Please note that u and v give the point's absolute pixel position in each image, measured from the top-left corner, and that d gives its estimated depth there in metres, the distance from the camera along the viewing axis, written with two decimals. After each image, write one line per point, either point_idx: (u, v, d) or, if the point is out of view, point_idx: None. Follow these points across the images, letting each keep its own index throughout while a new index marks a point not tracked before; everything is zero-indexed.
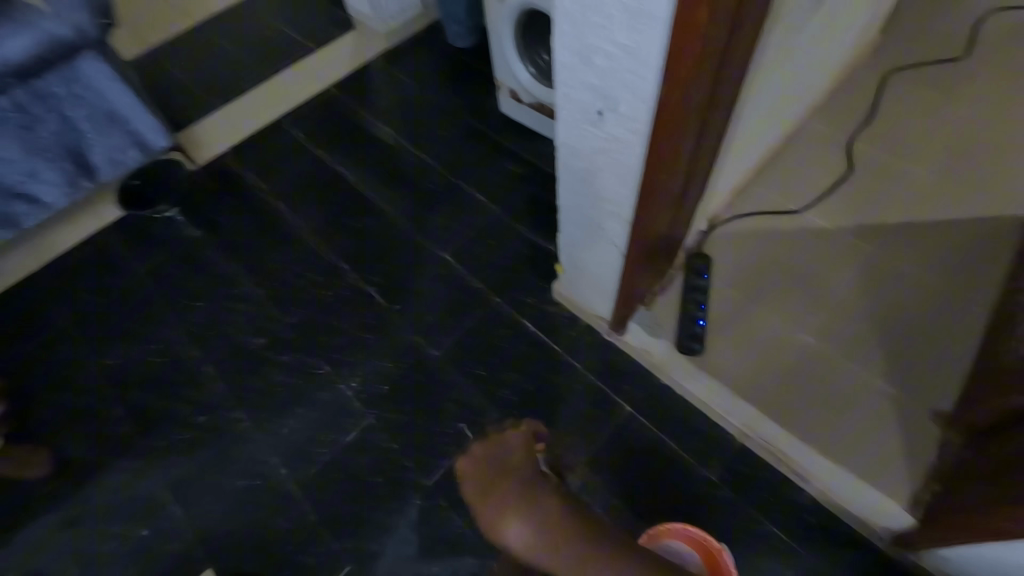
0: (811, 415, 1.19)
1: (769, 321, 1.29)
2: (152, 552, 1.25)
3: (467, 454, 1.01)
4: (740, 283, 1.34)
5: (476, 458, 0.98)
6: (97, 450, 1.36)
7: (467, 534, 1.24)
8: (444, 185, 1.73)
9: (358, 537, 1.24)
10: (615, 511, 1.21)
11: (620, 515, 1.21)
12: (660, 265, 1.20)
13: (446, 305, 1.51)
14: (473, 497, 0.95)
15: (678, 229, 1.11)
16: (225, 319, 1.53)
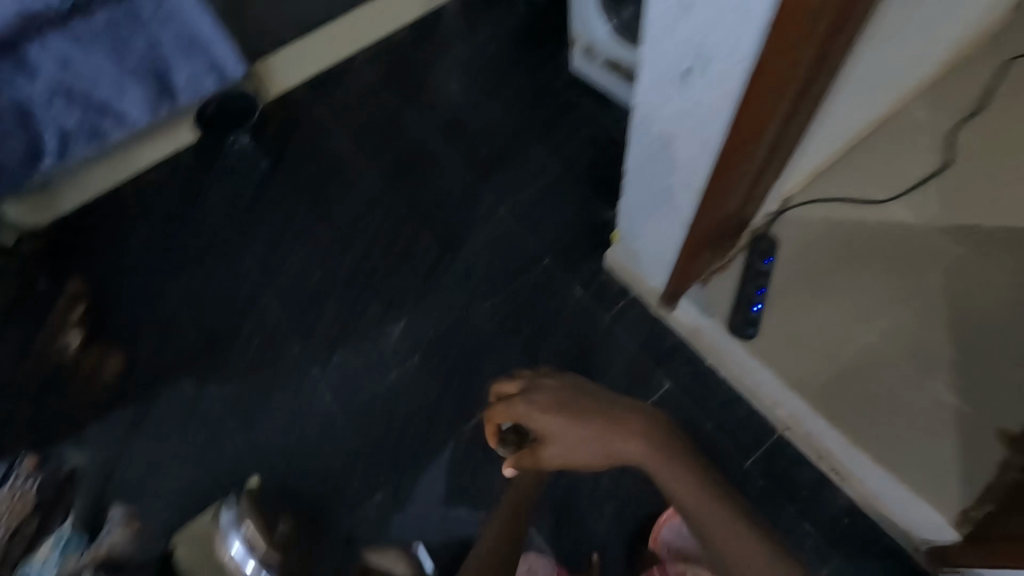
0: (863, 419, 1.13)
1: (832, 316, 1.23)
2: (209, 455, 1.36)
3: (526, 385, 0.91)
4: (806, 272, 1.27)
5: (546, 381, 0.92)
6: (165, 357, 1.48)
7: (496, 480, 1.29)
8: (507, 141, 1.71)
9: (396, 471, 1.32)
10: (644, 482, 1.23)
11: None
12: (725, 244, 1.16)
13: (498, 260, 1.51)
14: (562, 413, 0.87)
15: (751, 207, 1.06)
16: (287, 250, 1.59)
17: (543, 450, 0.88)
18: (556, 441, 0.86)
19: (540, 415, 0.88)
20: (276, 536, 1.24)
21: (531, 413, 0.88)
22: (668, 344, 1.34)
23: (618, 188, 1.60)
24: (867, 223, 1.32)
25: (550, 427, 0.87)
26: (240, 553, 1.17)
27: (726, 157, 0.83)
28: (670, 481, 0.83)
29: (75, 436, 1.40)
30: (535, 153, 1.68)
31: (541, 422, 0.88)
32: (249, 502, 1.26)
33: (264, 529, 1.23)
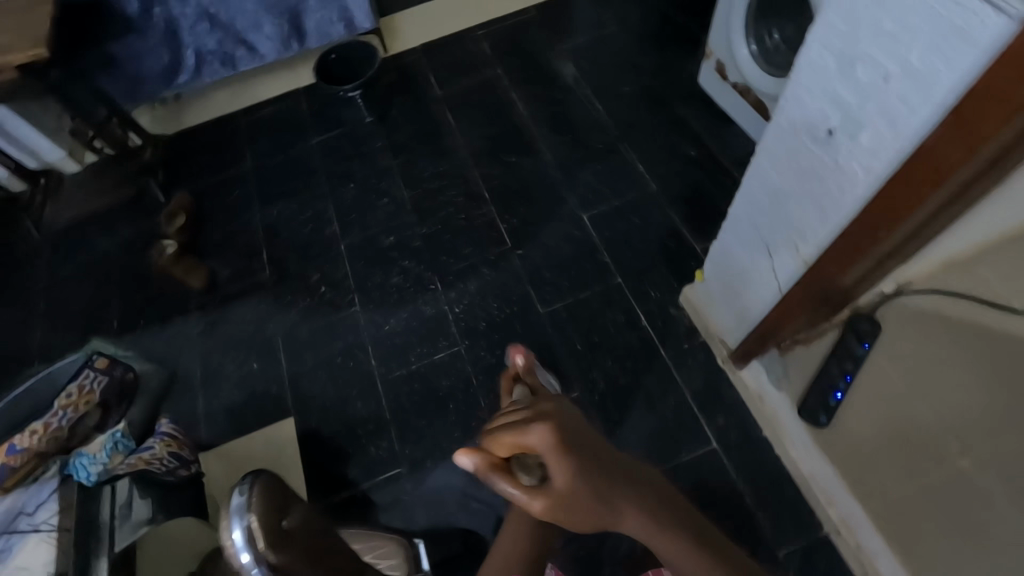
0: (932, 549, 0.99)
1: (923, 426, 1.07)
2: (256, 383, 1.42)
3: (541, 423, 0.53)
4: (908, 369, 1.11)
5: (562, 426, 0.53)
6: (241, 281, 1.57)
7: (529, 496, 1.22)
8: (608, 145, 1.63)
9: (420, 446, 1.29)
10: None
11: None
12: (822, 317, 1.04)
13: (569, 267, 1.46)
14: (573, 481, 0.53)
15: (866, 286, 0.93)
16: (369, 208, 1.62)
17: (551, 507, 0.53)
18: (569, 497, 0.53)
19: (556, 462, 0.52)
20: (293, 548, 0.55)
21: (551, 454, 0.52)
22: (724, 400, 1.25)
23: (714, 220, 1.48)
24: (1001, 332, 1.12)
25: (564, 481, 0.52)
26: (239, 543, 0.52)
27: (853, 233, 0.73)
28: (673, 561, 0.58)
29: (151, 337, 1.52)
30: (634, 163, 1.59)
31: (560, 470, 0.52)
32: (273, 500, 0.57)
33: (273, 520, 0.55)
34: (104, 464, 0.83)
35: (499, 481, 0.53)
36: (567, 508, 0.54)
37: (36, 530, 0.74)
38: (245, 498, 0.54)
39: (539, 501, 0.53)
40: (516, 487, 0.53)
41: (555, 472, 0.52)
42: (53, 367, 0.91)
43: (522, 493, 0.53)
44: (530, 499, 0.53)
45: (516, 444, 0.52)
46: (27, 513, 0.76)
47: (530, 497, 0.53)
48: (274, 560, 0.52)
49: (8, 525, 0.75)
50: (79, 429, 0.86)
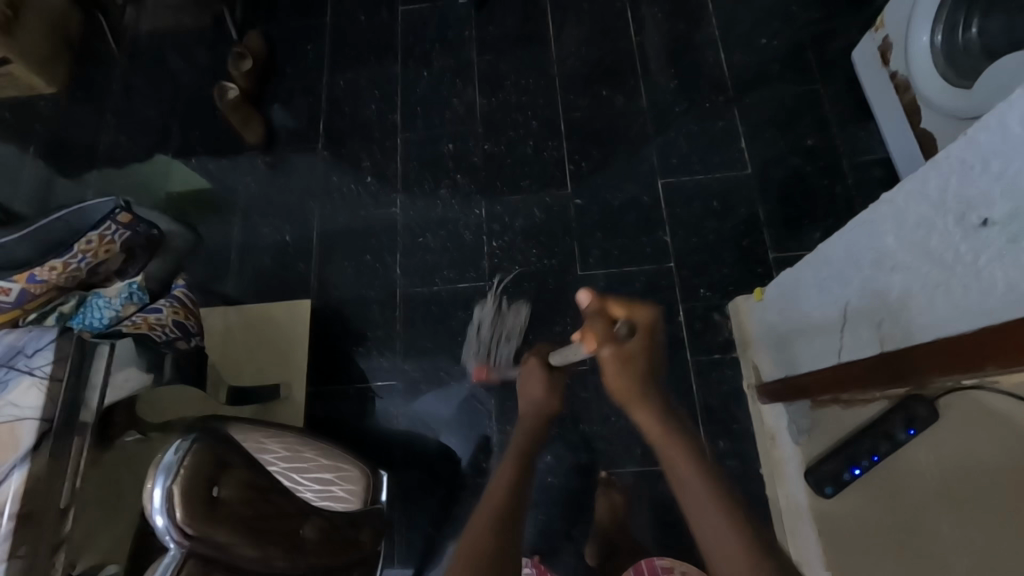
0: None
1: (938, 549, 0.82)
2: (284, 255, 1.42)
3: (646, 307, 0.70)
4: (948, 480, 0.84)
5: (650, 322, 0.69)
6: (293, 144, 1.51)
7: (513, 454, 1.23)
8: (717, 109, 1.42)
9: (421, 368, 1.29)
10: (638, 530, 1.13)
11: (641, 529, 1.13)
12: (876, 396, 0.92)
13: (625, 234, 1.34)
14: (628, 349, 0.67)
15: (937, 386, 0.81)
16: (438, 106, 1.50)
17: (614, 356, 0.67)
18: (632, 358, 0.67)
19: (643, 335, 0.69)
20: (211, 520, 0.55)
21: (644, 323, 0.69)
22: (736, 425, 1.18)
23: (804, 231, 1.30)
24: (992, 406, 0.80)
25: (638, 341, 0.68)
26: (155, 505, 0.52)
27: (961, 346, 0.60)
28: (676, 472, 0.60)
29: (196, 176, 1.50)
30: (737, 139, 1.39)
31: (641, 331, 0.69)
32: (213, 454, 0.58)
33: (199, 489, 0.55)
34: (116, 311, 0.87)
35: (598, 326, 0.68)
36: (616, 369, 0.67)
37: (30, 373, 0.72)
38: (173, 466, 0.53)
39: (612, 347, 0.67)
40: (606, 334, 0.68)
41: (638, 337, 0.68)
42: (85, 203, 0.88)
43: (606, 337, 0.68)
44: (606, 346, 0.67)
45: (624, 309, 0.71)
46: (25, 355, 0.73)
47: (608, 344, 0.67)
48: (190, 533, 0.53)
49: (4, 361, 0.73)
50: (100, 271, 0.90)
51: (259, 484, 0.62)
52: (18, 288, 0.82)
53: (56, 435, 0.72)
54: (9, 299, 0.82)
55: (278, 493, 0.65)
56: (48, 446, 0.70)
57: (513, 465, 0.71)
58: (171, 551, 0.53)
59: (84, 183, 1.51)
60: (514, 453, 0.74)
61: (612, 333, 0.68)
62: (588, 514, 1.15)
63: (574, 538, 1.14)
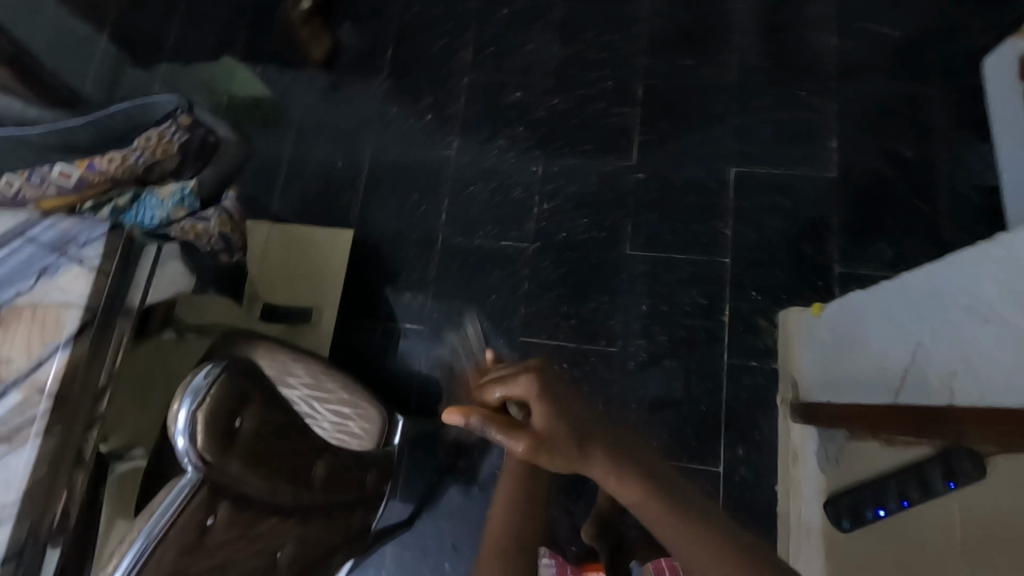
0: None
1: None
2: (332, 180, 1.40)
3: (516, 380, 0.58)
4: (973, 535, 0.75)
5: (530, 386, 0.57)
6: (356, 66, 1.46)
7: None
8: (811, 99, 1.29)
9: (441, 313, 1.29)
10: None
11: None
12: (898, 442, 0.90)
13: (682, 218, 1.26)
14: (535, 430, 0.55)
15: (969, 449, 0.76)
16: (510, 48, 1.41)
17: (535, 436, 0.54)
18: (551, 432, 0.54)
19: (538, 396, 0.56)
20: (228, 448, 0.57)
21: (530, 391, 0.56)
22: (757, 437, 1.15)
23: (878, 248, 1.20)
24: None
25: (537, 407, 0.55)
26: (179, 426, 0.55)
27: None
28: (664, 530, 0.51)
29: (258, 84, 1.47)
30: (826, 137, 1.27)
31: (533, 398, 0.56)
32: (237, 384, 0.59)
33: (220, 419, 0.57)
34: (167, 213, 0.87)
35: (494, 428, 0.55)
36: (548, 450, 0.54)
37: (79, 262, 0.74)
38: (201, 389, 0.56)
39: (522, 443, 0.54)
40: (507, 428, 0.55)
41: (536, 410, 0.55)
42: (149, 97, 0.88)
43: (505, 432, 0.54)
44: (515, 438, 0.54)
45: (501, 387, 0.58)
46: (77, 244, 0.75)
47: (513, 437, 0.54)
48: (208, 459, 0.55)
49: (59, 246, 0.75)
50: (155, 169, 0.89)
51: (276, 422, 0.63)
52: (78, 174, 0.84)
53: (100, 322, 0.74)
54: (69, 184, 0.84)
55: (297, 430, 0.66)
56: (93, 333, 0.73)
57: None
58: (188, 473, 0.54)
59: (149, 74, 1.50)
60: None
61: (509, 423, 0.55)
62: (588, 493, 1.16)
63: (571, 511, 1.15)
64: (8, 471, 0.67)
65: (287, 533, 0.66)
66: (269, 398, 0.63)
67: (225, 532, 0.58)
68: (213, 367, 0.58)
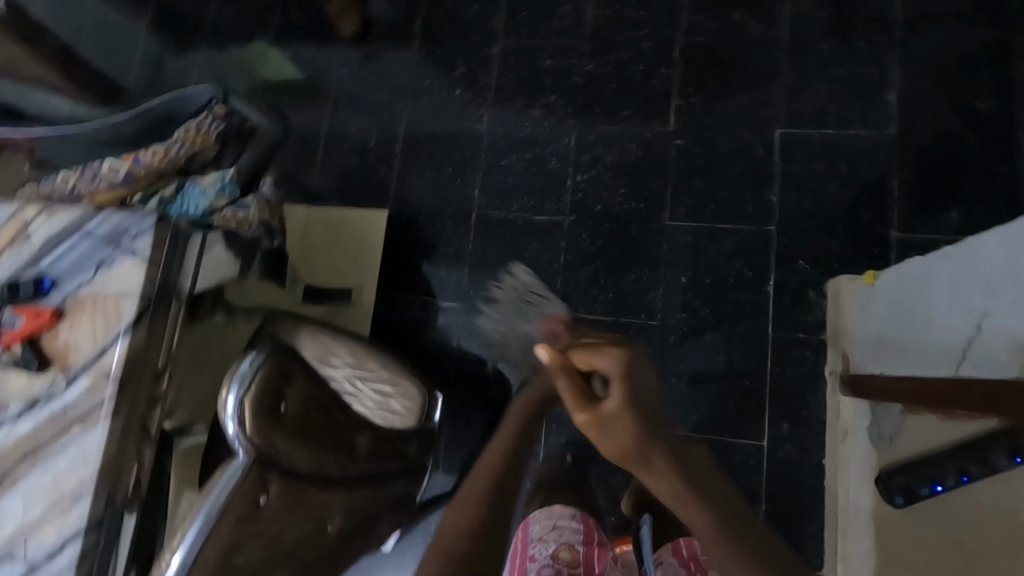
0: None
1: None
2: (365, 161, 1.40)
3: (610, 357, 0.64)
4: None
5: (617, 370, 0.63)
6: (387, 42, 1.43)
7: None
8: (872, 50, 1.19)
9: (507, 292, 1.25)
10: None
11: None
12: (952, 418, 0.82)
13: (725, 186, 1.21)
14: (596, 413, 0.61)
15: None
16: (543, 14, 1.36)
17: (598, 419, 0.61)
18: (611, 416, 0.60)
19: (614, 378, 0.63)
20: (274, 430, 0.67)
21: (612, 371, 0.63)
22: (804, 410, 1.12)
23: (944, 209, 1.11)
24: None
25: (617, 394, 0.61)
26: (230, 413, 0.66)
27: None
28: (685, 512, 0.55)
29: (292, 64, 1.47)
30: (887, 90, 1.17)
31: (616, 378, 0.63)
32: (277, 370, 0.70)
33: (265, 405, 0.67)
34: (210, 202, 0.90)
35: (566, 383, 0.65)
36: (605, 433, 0.60)
37: (132, 254, 0.78)
38: (248, 377, 0.66)
39: (584, 411, 0.62)
40: (576, 393, 0.63)
41: (612, 389, 0.62)
42: (186, 91, 0.91)
43: (578, 397, 0.63)
44: (583, 408, 0.62)
45: (588, 357, 0.66)
46: (129, 236, 0.79)
47: (579, 406, 0.62)
48: (256, 440, 0.65)
49: (113, 239, 0.79)
50: (196, 159, 0.92)
51: (315, 403, 0.74)
52: (126, 168, 0.87)
53: (153, 309, 0.78)
54: (118, 179, 0.87)
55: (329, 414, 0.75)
56: (148, 320, 0.77)
57: (503, 457, 0.76)
58: (240, 455, 0.65)
59: (184, 61, 1.51)
60: (493, 474, 0.73)
61: (582, 392, 0.64)
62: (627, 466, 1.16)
63: (611, 482, 1.16)
64: (84, 451, 0.73)
65: (335, 503, 0.75)
66: (309, 386, 0.75)
67: (275, 505, 0.67)
68: (254, 357, 0.68)
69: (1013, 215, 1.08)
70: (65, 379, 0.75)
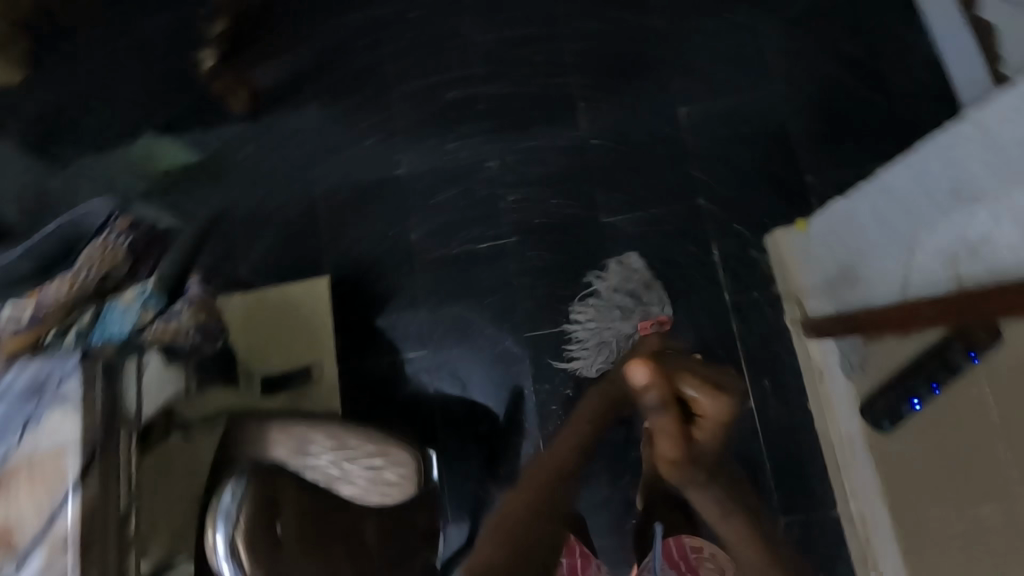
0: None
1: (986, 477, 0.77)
2: (293, 232, 1.34)
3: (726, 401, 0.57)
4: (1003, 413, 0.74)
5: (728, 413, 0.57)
6: (285, 109, 1.39)
7: (550, 412, 1.21)
8: (744, 20, 1.28)
9: (610, 284, 1.22)
10: None
11: None
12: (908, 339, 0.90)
13: (649, 172, 1.25)
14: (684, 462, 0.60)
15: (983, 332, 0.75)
16: (436, 49, 1.37)
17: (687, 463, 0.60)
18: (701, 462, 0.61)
19: (721, 424, 0.58)
20: (277, 558, 0.69)
21: (722, 416, 0.58)
22: (778, 363, 1.16)
23: (845, 146, 1.20)
24: None
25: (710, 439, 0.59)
26: (221, 553, 0.67)
27: None
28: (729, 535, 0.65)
29: (189, 151, 1.40)
30: (767, 53, 1.26)
31: (719, 416, 0.58)
32: (260, 494, 0.70)
33: (260, 535, 0.68)
34: (136, 318, 0.84)
35: (666, 426, 0.58)
36: (684, 473, 0.62)
37: (64, 401, 0.71)
38: (232, 515, 0.67)
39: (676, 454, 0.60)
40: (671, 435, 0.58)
41: (711, 431, 0.58)
42: (78, 211, 0.84)
43: (670, 438, 0.59)
44: (674, 452, 0.59)
45: (698, 390, 0.57)
46: (55, 383, 0.71)
47: (672, 451, 0.60)
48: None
49: (36, 389, 0.71)
50: (109, 280, 0.84)
51: (311, 510, 0.75)
52: (30, 309, 0.78)
53: (101, 453, 0.70)
54: (24, 322, 0.78)
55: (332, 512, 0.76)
56: (98, 468, 0.69)
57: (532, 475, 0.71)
58: None
59: (67, 174, 1.40)
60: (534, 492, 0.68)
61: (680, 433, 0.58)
62: (631, 465, 1.16)
63: (621, 486, 1.15)
64: None
65: None
66: (302, 498, 0.74)
67: None
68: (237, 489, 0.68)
69: (902, 139, 1.19)
70: (16, 561, 0.67)
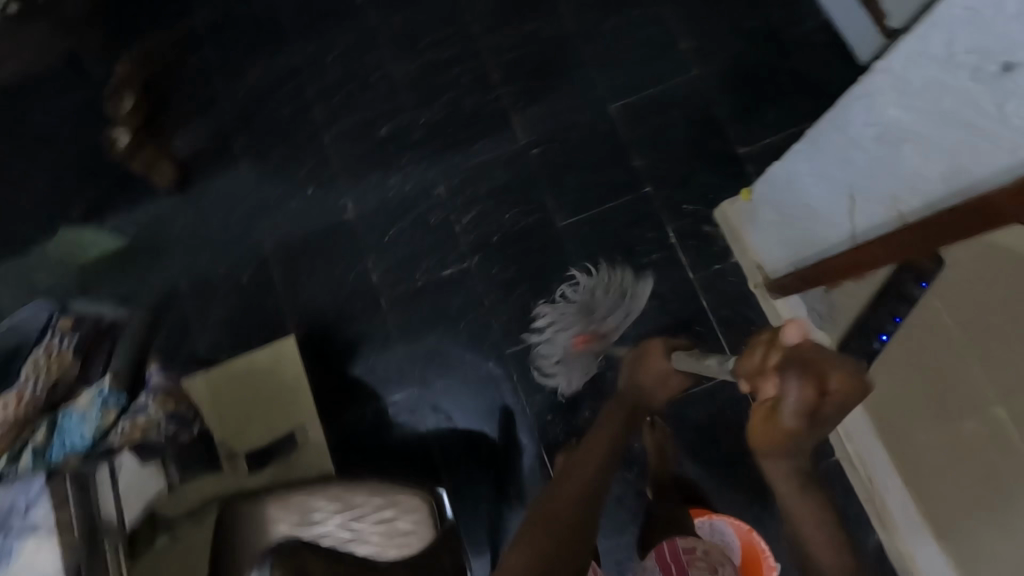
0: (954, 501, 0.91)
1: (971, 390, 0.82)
2: (247, 297, 1.29)
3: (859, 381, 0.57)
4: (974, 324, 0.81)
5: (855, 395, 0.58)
6: (216, 174, 1.34)
7: (548, 423, 1.20)
8: (650, 13, 1.34)
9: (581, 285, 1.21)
10: (690, 452, 1.16)
11: (692, 452, 1.16)
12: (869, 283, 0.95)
13: (593, 171, 1.28)
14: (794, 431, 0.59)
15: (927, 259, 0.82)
16: (360, 87, 1.36)
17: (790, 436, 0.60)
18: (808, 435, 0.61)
19: (850, 399, 0.58)
20: None
21: (850, 397, 0.58)
22: (752, 327, 1.20)
23: (767, 113, 1.27)
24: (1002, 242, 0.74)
25: (832, 415, 0.59)
26: None
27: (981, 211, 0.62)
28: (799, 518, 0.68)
29: (119, 236, 1.32)
30: (678, 39, 1.32)
31: (851, 397, 0.58)
32: None
33: None
34: (96, 421, 0.78)
35: (795, 405, 0.57)
36: (777, 441, 0.61)
37: (32, 530, 0.64)
38: None
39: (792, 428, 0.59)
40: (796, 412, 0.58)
41: (832, 410, 0.59)
42: (19, 318, 0.82)
43: (790, 413, 0.58)
44: (792, 421, 0.58)
45: (837, 375, 0.56)
46: (19, 511, 0.65)
47: (791, 424, 0.59)
48: None
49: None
50: (59, 388, 0.80)
51: None
52: None
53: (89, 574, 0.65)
54: None
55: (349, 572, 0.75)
56: None
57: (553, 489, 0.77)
58: None
59: None
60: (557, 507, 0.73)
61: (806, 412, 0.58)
62: (637, 456, 1.16)
63: (632, 479, 1.16)
64: None
65: None
66: None
67: None
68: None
69: (815, 96, 1.27)
70: None
